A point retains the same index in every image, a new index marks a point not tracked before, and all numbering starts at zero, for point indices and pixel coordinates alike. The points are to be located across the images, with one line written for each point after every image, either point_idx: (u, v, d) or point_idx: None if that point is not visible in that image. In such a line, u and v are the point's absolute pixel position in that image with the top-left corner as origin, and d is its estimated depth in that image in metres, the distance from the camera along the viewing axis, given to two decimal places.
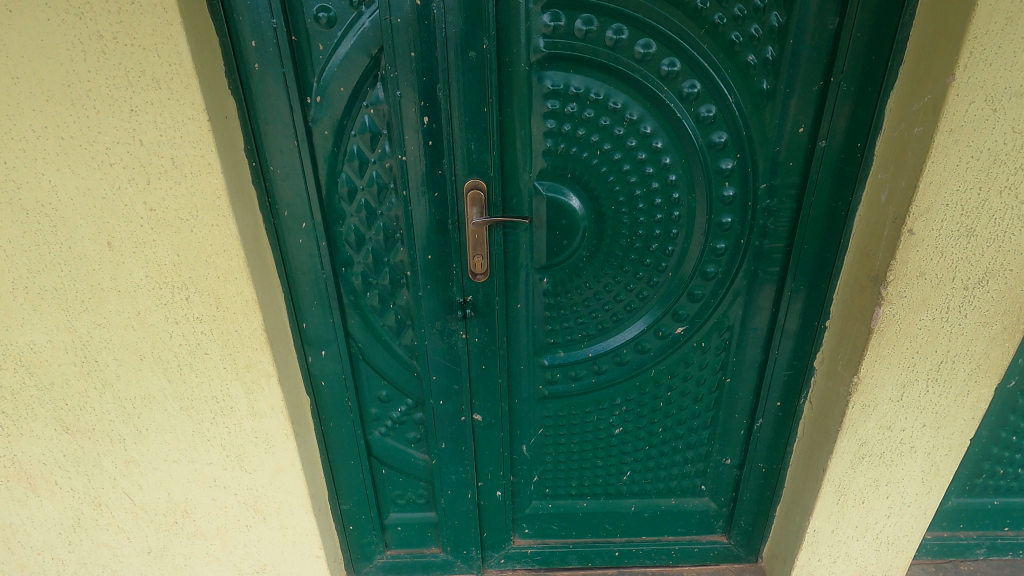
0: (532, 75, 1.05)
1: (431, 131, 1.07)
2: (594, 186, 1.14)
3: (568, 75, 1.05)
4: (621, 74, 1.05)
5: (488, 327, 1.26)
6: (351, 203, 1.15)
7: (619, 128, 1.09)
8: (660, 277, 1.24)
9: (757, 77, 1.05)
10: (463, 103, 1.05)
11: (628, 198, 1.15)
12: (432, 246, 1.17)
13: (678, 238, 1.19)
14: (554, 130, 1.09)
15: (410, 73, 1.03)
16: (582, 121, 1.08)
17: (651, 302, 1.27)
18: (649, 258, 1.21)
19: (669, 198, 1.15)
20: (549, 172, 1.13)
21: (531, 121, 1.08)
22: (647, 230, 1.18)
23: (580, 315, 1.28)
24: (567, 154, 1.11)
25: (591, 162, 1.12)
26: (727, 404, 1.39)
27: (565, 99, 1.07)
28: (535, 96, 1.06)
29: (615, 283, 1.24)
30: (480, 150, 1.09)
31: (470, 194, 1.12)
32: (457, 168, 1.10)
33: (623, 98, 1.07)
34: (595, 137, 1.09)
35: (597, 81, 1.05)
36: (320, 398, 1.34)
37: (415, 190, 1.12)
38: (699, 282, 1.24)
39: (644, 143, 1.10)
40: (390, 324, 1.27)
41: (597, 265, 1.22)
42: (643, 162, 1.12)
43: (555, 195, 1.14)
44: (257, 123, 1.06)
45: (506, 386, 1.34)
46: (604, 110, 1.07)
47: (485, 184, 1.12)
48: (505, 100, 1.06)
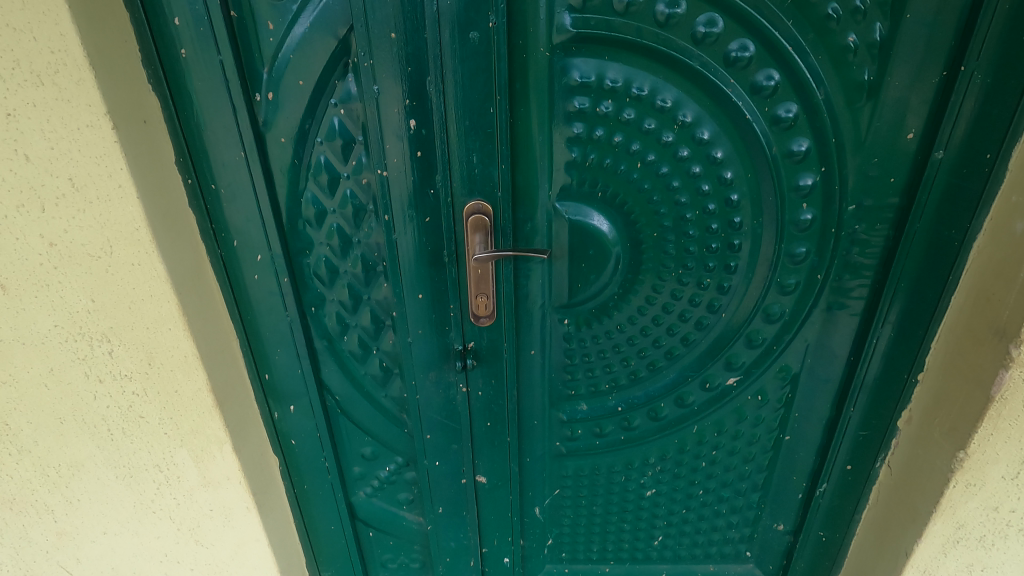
0: (553, 64, 0.79)
1: (420, 138, 0.81)
2: (631, 208, 0.88)
3: (602, 62, 0.79)
4: (673, 62, 0.78)
5: (494, 378, 1.02)
6: (319, 228, 0.90)
7: (667, 133, 0.83)
8: (711, 319, 0.98)
9: (857, 66, 0.78)
10: (461, 102, 0.79)
11: (674, 223, 0.89)
12: (424, 283, 0.92)
13: (737, 273, 0.94)
14: (583, 136, 0.83)
15: (391, 60, 0.76)
16: (618, 124, 0.82)
17: (698, 348, 1.02)
18: (697, 297, 0.96)
19: (728, 224, 0.90)
20: (574, 191, 0.87)
21: (552, 123, 0.82)
22: (696, 263, 0.93)
23: (608, 363, 1.04)
24: (599, 167, 0.85)
25: (629, 177, 0.86)
26: (784, 464, 1.15)
27: (596, 95, 0.80)
28: (556, 92, 0.80)
29: (653, 325, 0.99)
30: (484, 163, 0.83)
31: (471, 221, 0.86)
32: (454, 186, 0.84)
33: (674, 94, 0.80)
34: (636, 145, 0.83)
35: (640, 71, 0.79)
36: (292, 456, 1.11)
37: (401, 214, 0.87)
38: (759, 325, 0.99)
39: (699, 153, 0.84)
40: (374, 372, 1.03)
41: (632, 305, 0.97)
42: (697, 178, 0.86)
43: (581, 218, 0.89)
44: (191, 128, 0.80)
45: (515, 445, 1.11)
46: (648, 109, 0.81)
47: (490, 207, 0.86)
48: (518, 97, 0.80)
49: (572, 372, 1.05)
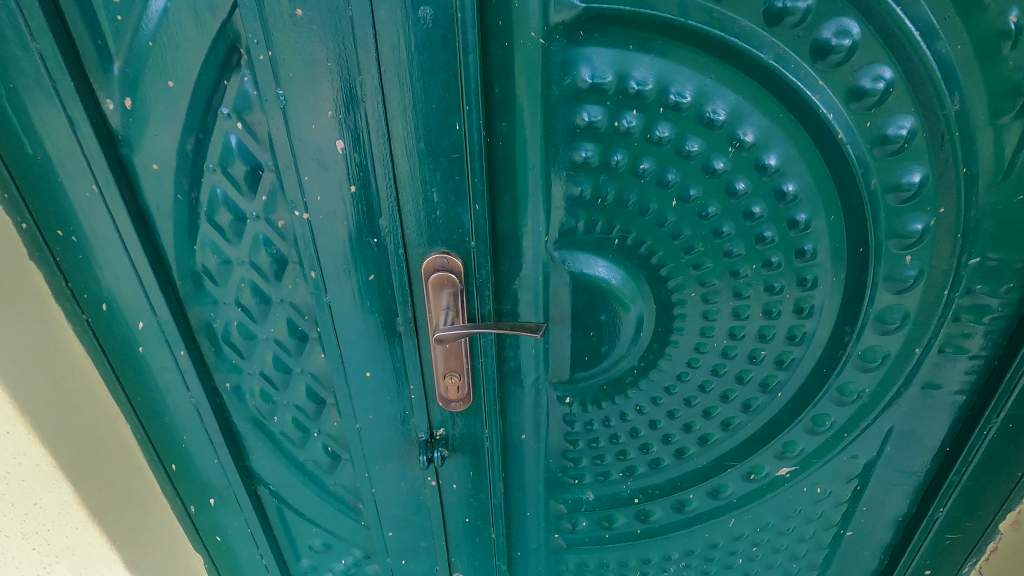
0: (552, 58, 0.52)
1: (353, 167, 0.55)
2: (659, 260, 0.63)
3: (625, 55, 0.52)
4: (731, 55, 0.52)
5: (472, 470, 0.78)
6: (224, 285, 0.65)
7: (717, 159, 0.57)
8: (762, 401, 0.73)
9: (1015, 60, 0.51)
10: (411, 113, 0.52)
11: (721, 281, 0.64)
12: (372, 359, 0.67)
13: (804, 344, 0.68)
14: (594, 163, 0.57)
15: (298, 51, 0.49)
16: (646, 147, 0.56)
17: (743, 434, 0.77)
18: (747, 374, 0.71)
19: (797, 283, 0.64)
20: (580, 237, 0.62)
21: (548, 145, 0.56)
22: (748, 332, 0.67)
23: (622, 448, 0.79)
24: (616, 205, 0.60)
25: (659, 219, 0.61)
26: (842, 562, 0.91)
27: (615, 105, 0.54)
28: (555, 99, 0.54)
29: (684, 408, 0.74)
30: (449, 202, 0.57)
31: (434, 281, 0.60)
32: (406, 233, 0.58)
33: (730, 103, 0.54)
34: (671, 176, 0.58)
35: (681, 68, 0.53)
36: (221, 552, 0.88)
37: (334, 270, 0.61)
38: (827, 408, 0.74)
39: (762, 188, 0.58)
40: (317, 458, 0.79)
41: (656, 382, 0.72)
42: (757, 221, 0.60)
43: (589, 272, 0.64)
44: (17, 151, 0.55)
45: (501, 543, 0.87)
46: (691, 126, 0.55)
47: (461, 261, 0.60)
48: (498, 107, 0.54)
49: (575, 458, 0.81)
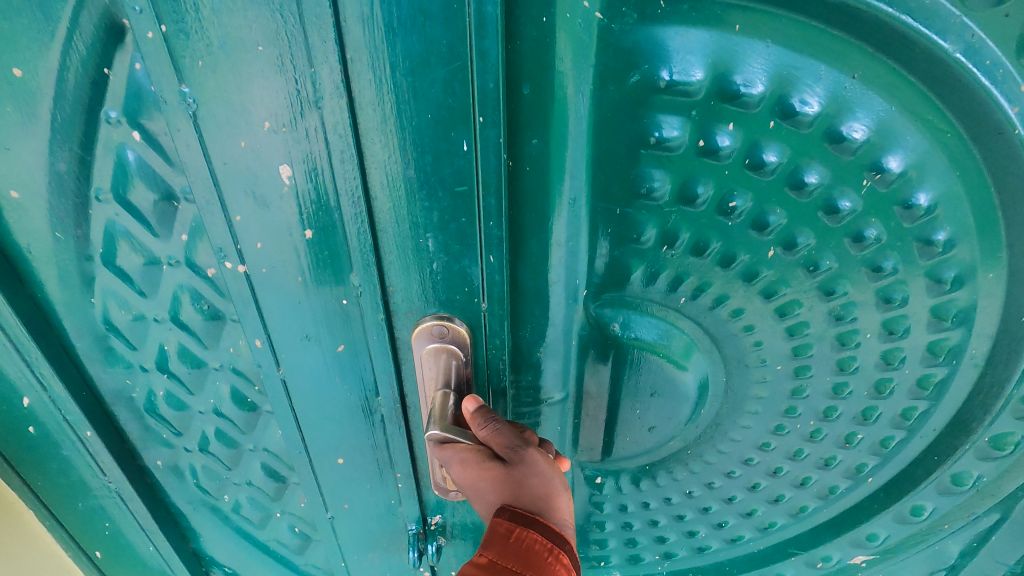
0: (611, 43, 0.34)
1: (308, 203, 0.37)
2: (739, 326, 0.47)
3: (728, 44, 0.34)
4: (894, 43, 0.33)
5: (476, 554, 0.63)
6: (142, 347, 0.47)
7: (843, 197, 0.39)
8: (848, 486, 0.58)
9: None
10: (395, 128, 0.34)
11: (817, 352, 0.47)
12: (346, 443, 0.50)
13: (912, 424, 0.52)
14: (661, 199, 0.40)
15: (208, 26, 0.31)
16: (743, 180, 0.39)
17: (816, 519, 0.62)
18: (830, 461, 0.55)
19: (922, 356, 0.47)
20: (631, 294, 0.46)
21: (598, 172, 0.39)
22: (845, 413, 0.51)
23: (660, 531, 0.65)
24: (687, 254, 0.43)
25: (747, 274, 0.44)
26: None
27: (702, 117, 0.36)
28: (611, 108, 0.36)
29: (744, 494, 0.59)
30: (452, 252, 0.39)
31: (432, 355, 0.44)
32: (390, 289, 0.41)
33: (878, 117, 0.36)
34: (772, 218, 0.41)
35: (812, 63, 0.34)
36: None
37: (289, 337, 0.43)
38: (929, 497, 0.58)
39: (901, 236, 0.41)
40: (283, 540, 0.63)
41: (713, 466, 0.57)
42: (886, 279, 0.43)
43: (642, 338, 0.47)
44: None
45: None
46: (815, 151, 0.37)
47: (465, 328, 0.43)
48: (529, 116, 0.35)
49: (600, 540, 0.66)
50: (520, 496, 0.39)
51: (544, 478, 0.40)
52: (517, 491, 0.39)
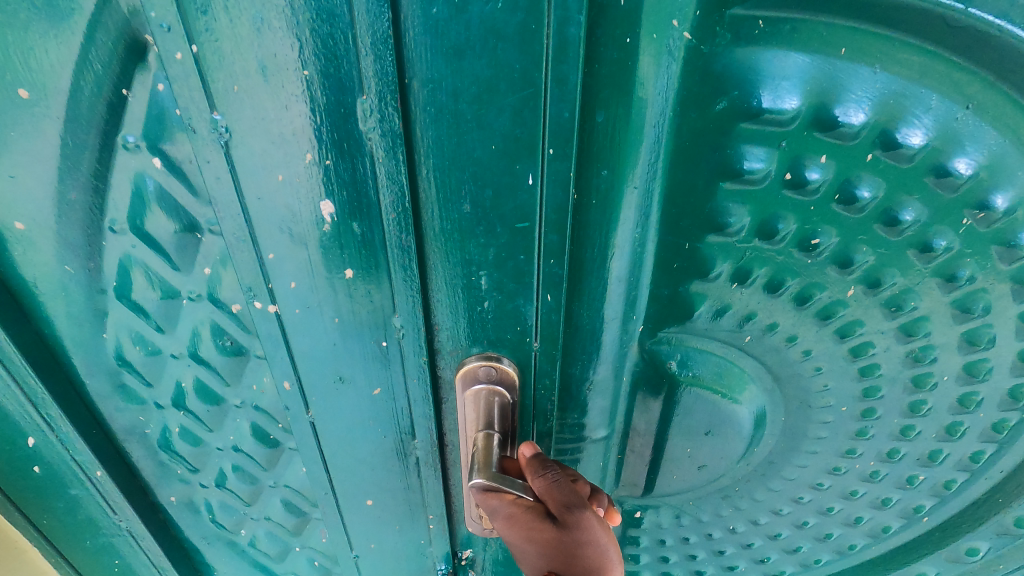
0: (708, 71, 0.34)
1: (350, 236, 0.35)
2: (801, 353, 0.48)
3: (828, 86, 0.34)
4: (998, 61, 0.34)
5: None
6: (158, 384, 0.44)
7: (931, 218, 0.40)
8: (898, 527, 0.63)
9: None
10: (453, 156, 0.32)
11: (885, 370, 0.48)
12: (376, 484, 0.47)
13: (963, 465, 0.56)
14: (740, 234, 0.41)
15: (246, 46, 0.29)
16: (833, 212, 0.40)
17: (859, 556, 0.68)
18: (880, 474, 0.57)
19: (1000, 401, 0.51)
20: (693, 328, 0.46)
21: (681, 208, 0.40)
22: (908, 456, 0.55)
23: (694, 551, 0.66)
24: (758, 285, 0.44)
25: (823, 313, 0.45)
26: None
27: (797, 147, 0.37)
28: (700, 138, 0.37)
29: (793, 530, 0.63)
30: (504, 289, 0.37)
31: (479, 396, 0.40)
32: (430, 329, 0.39)
33: (988, 148, 0.37)
34: (848, 250, 0.42)
35: (923, 94, 0.34)
36: None
37: (320, 377, 0.40)
38: (982, 543, 0.64)
39: (971, 262, 0.42)
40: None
41: (757, 487, 0.58)
42: (960, 287, 0.44)
43: (699, 368, 0.48)
44: None
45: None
46: (913, 181, 0.38)
47: (514, 368, 0.40)
48: (599, 144, 0.34)
49: (632, 558, 0.67)
50: (572, 566, 0.36)
51: (598, 549, 0.37)
52: (569, 560, 0.37)
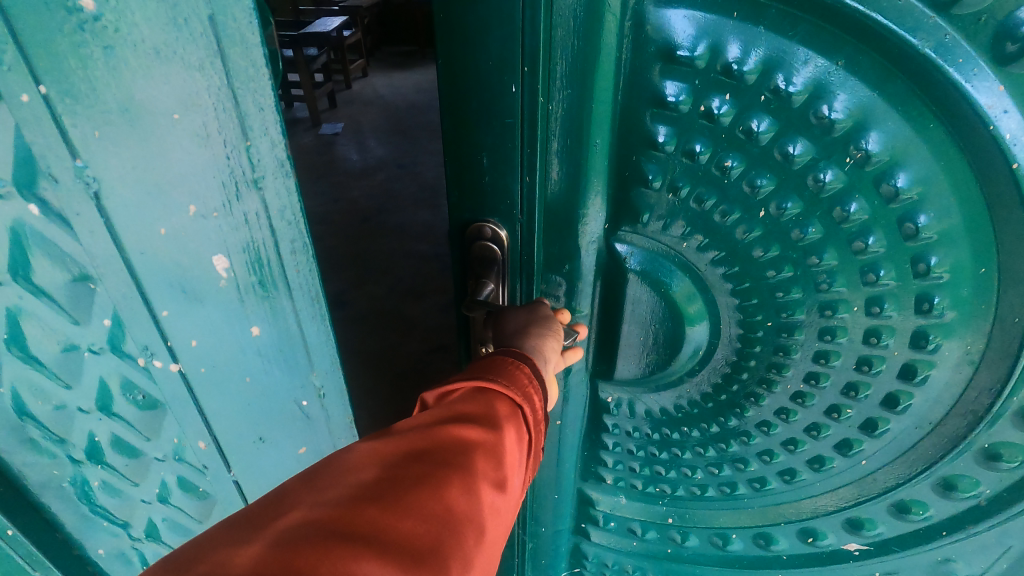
0: (642, 29, 0.53)
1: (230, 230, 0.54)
2: (725, 265, 0.63)
3: (718, 29, 0.50)
4: (867, 36, 0.47)
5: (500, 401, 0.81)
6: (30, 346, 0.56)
7: (820, 155, 0.52)
8: (864, 476, 0.71)
9: None
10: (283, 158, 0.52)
11: (803, 296, 0.60)
12: (252, 403, 0.67)
13: (888, 403, 0.63)
14: (669, 150, 0.58)
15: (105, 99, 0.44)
16: (738, 142, 0.55)
17: (807, 490, 0.76)
18: (823, 382, 0.64)
19: (909, 339, 0.58)
20: (641, 234, 0.65)
21: (619, 127, 0.60)
22: (872, 396, 0.63)
23: (670, 468, 0.83)
24: (687, 201, 0.61)
25: (722, 214, 0.60)
26: None
27: (704, 86, 0.53)
28: (631, 79, 0.56)
29: (763, 435, 0.72)
30: (497, 170, 0.61)
31: (485, 250, 0.66)
32: (458, 202, 0.65)
33: (859, 98, 0.49)
34: (762, 181, 0.56)
35: (797, 48, 0.49)
36: None
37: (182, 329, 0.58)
38: (928, 497, 0.69)
39: (868, 186, 0.52)
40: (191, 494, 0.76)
41: (714, 397, 0.73)
42: (853, 224, 0.55)
43: (645, 268, 0.67)
44: None
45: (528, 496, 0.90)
46: (799, 122, 0.52)
47: (507, 237, 0.66)
48: (565, 71, 0.56)
49: (610, 460, 0.87)
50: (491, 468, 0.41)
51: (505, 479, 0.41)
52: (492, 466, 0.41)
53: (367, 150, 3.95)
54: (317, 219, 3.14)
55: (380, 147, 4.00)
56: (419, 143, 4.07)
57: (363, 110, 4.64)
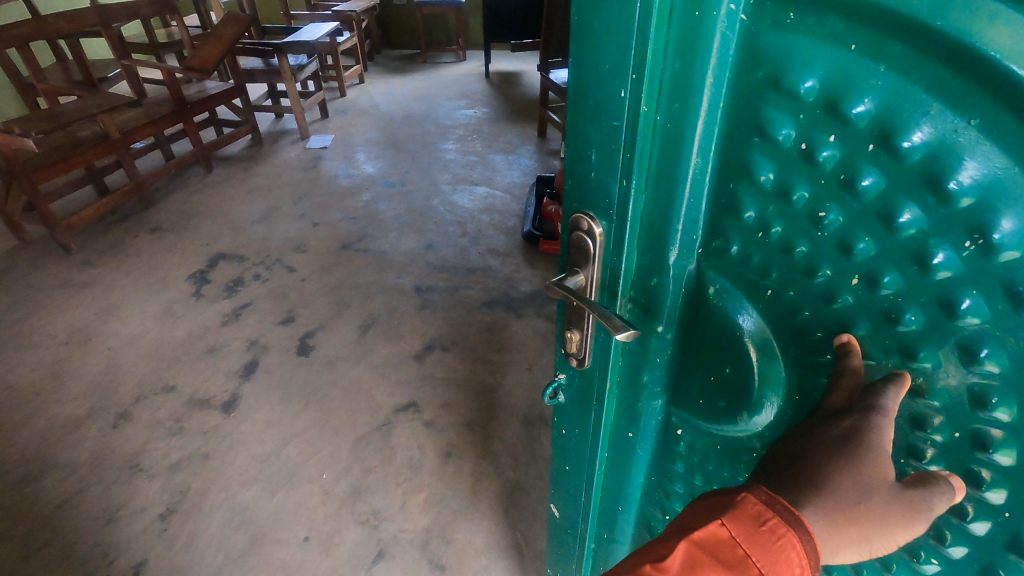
0: (752, 37, 0.41)
1: None
2: (812, 331, 0.49)
3: (841, 52, 0.37)
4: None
5: (578, 397, 0.76)
6: None
7: (932, 231, 0.38)
8: None
9: None
10: None
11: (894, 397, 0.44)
12: None
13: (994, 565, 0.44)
14: (768, 188, 0.47)
15: None
16: (843, 194, 0.42)
17: None
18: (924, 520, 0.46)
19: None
20: (730, 270, 0.53)
21: (723, 152, 0.48)
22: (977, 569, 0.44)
23: None
24: (780, 249, 0.49)
25: (809, 270, 0.47)
26: None
27: (812, 121, 0.41)
28: (739, 98, 0.44)
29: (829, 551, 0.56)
30: (604, 167, 0.52)
31: (580, 243, 0.57)
32: (570, 187, 0.58)
33: (994, 173, 0.33)
34: (863, 246, 0.42)
35: (924, 98, 0.34)
36: None
37: None
38: None
39: (997, 291, 0.36)
40: None
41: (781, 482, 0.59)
42: (965, 331, 0.38)
43: (728, 309, 0.54)
44: None
45: (594, 486, 0.85)
46: (916, 189, 0.37)
47: (603, 233, 0.56)
48: (673, 83, 0.45)
49: (670, 498, 0.78)
50: None
51: None
52: None
53: (355, 167, 3.70)
54: (293, 247, 2.90)
55: (370, 163, 3.75)
56: (411, 159, 3.81)
57: (356, 122, 4.39)
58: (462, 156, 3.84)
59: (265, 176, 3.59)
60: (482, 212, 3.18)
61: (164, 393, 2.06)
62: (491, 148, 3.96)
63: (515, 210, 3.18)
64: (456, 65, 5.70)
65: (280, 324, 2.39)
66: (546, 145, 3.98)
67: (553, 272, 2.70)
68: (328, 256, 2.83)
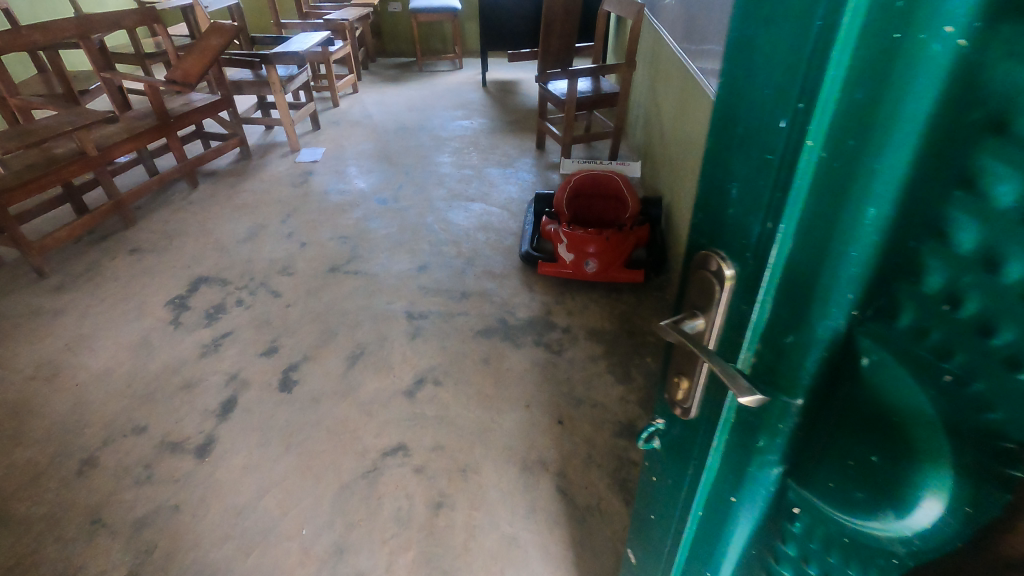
0: (985, 52, 0.32)
1: None
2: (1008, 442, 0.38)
3: None
4: None
5: (679, 447, 0.67)
6: None
7: None
8: None
9: None
10: None
11: None
12: None
13: None
14: (968, 246, 0.37)
15: None
16: None
17: None
18: None
19: None
20: (896, 340, 0.43)
21: (908, 194, 0.39)
22: None
23: None
24: (973, 326, 0.38)
25: (1014, 362, 0.36)
26: None
27: None
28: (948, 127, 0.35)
29: None
30: (743, 201, 0.46)
31: (706, 282, 0.51)
32: (700, 218, 0.52)
33: None
34: None
35: None
36: None
37: None
38: None
39: None
40: None
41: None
42: None
43: (888, 387, 0.44)
44: None
45: (678, 549, 0.74)
46: None
47: (733, 275, 0.49)
48: (854, 109, 0.37)
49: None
50: None
51: None
52: None
53: (347, 182, 3.56)
54: (279, 269, 2.76)
55: (362, 177, 3.61)
56: (405, 173, 3.67)
57: (349, 133, 4.26)
58: (458, 170, 3.71)
59: (252, 192, 3.45)
60: (478, 230, 3.04)
61: (134, 434, 1.92)
62: (487, 160, 3.82)
63: (512, 228, 3.04)
64: (452, 74, 5.57)
65: (262, 356, 2.24)
66: (544, 157, 3.84)
67: (553, 296, 2.56)
68: (315, 279, 2.68)
